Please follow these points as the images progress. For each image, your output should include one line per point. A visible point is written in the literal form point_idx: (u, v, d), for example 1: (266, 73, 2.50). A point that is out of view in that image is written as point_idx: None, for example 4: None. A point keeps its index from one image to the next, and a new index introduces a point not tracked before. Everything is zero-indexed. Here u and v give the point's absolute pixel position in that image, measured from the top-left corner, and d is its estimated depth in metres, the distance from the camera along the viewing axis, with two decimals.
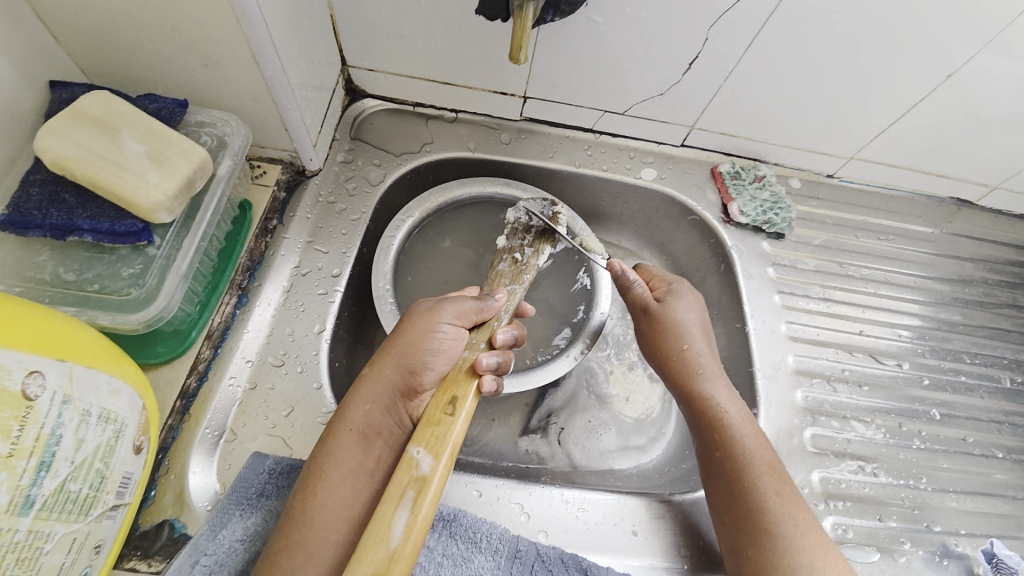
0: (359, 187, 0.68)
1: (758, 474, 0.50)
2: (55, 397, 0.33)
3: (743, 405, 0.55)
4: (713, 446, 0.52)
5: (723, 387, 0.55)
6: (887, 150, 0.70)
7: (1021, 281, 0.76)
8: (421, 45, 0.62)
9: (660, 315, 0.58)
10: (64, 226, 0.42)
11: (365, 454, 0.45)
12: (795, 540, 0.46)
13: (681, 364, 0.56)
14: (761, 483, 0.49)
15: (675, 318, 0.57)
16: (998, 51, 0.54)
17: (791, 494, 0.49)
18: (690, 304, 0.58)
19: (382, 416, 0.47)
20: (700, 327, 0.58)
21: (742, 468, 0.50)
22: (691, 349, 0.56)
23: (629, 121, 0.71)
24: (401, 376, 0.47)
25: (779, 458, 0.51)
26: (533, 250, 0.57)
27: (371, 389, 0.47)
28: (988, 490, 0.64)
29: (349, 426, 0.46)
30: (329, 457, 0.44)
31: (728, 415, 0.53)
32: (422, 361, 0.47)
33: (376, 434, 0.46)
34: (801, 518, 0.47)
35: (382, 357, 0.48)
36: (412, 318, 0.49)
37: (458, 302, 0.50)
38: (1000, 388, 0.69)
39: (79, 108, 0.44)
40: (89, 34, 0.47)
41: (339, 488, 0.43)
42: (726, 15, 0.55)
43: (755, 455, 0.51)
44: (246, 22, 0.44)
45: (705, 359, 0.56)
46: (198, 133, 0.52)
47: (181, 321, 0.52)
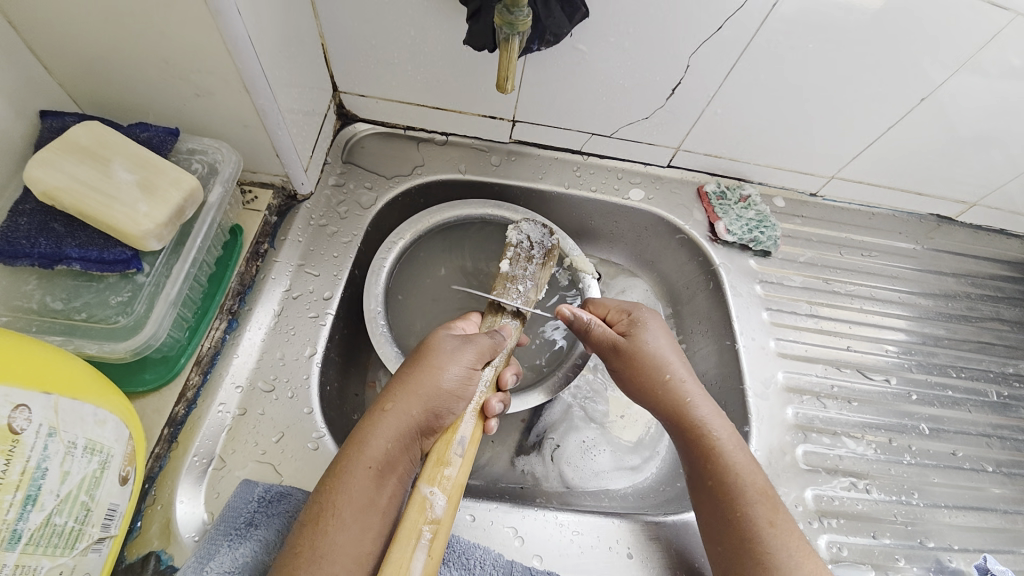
0: (351, 210, 0.68)
1: (749, 503, 0.49)
2: (41, 429, 0.33)
3: (733, 429, 0.54)
4: (705, 474, 0.52)
5: (715, 415, 0.54)
6: (867, 169, 0.72)
7: (1002, 294, 0.78)
8: (412, 73, 0.64)
9: (634, 348, 0.56)
10: (52, 254, 0.42)
11: (378, 491, 0.43)
12: (789, 569, 0.46)
13: (668, 396, 0.54)
14: (754, 512, 0.49)
15: (648, 350, 0.56)
16: (968, 74, 0.57)
17: (785, 522, 0.48)
18: (659, 334, 0.58)
19: (399, 453, 0.45)
20: (675, 356, 0.57)
21: (734, 498, 0.49)
22: (674, 379, 0.55)
23: (616, 142, 0.73)
24: (425, 418, 0.46)
25: (772, 483, 0.51)
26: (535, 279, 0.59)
27: (391, 424, 0.45)
28: (980, 504, 0.64)
29: (367, 461, 0.44)
30: (342, 493, 0.42)
31: (720, 442, 0.52)
32: (449, 404, 0.47)
33: (391, 471, 0.45)
34: (797, 548, 0.47)
35: (408, 394, 0.46)
36: (439, 356, 0.48)
37: (483, 344, 0.50)
38: (987, 401, 0.70)
39: (69, 139, 0.44)
40: (82, 65, 0.47)
41: (351, 526, 0.41)
42: (706, 43, 0.57)
43: (746, 484, 0.50)
44: (237, 53, 0.46)
45: (690, 389, 0.54)
46: (189, 160, 0.52)
47: (170, 347, 0.51)
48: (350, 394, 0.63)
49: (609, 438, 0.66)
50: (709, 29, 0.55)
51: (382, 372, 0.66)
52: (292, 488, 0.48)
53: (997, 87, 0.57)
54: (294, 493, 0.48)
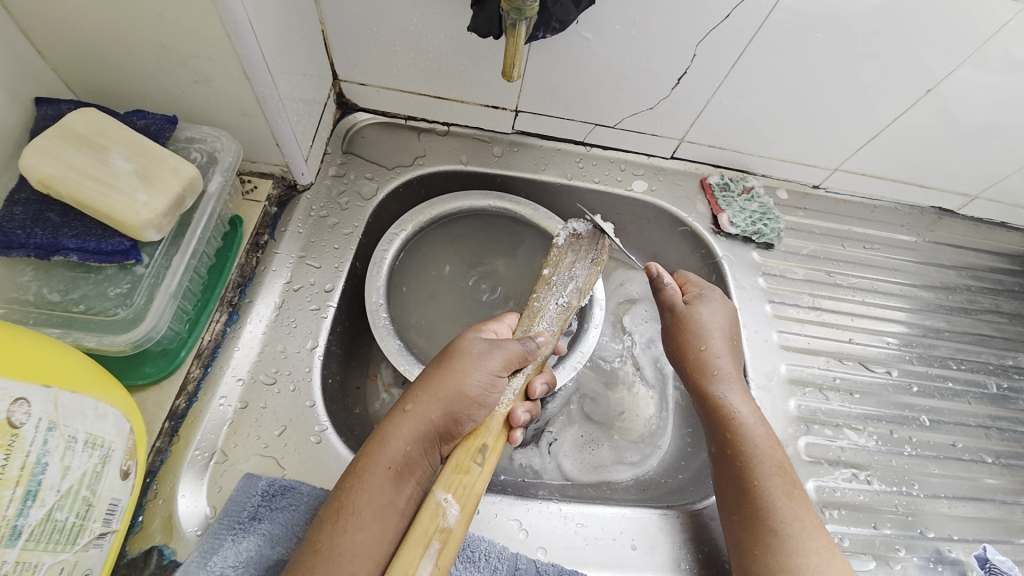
0: (352, 201, 0.67)
1: (766, 474, 0.50)
2: (40, 424, 0.32)
3: (756, 407, 0.55)
4: (723, 445, 0.53)
5: (737, 388, 0.55)
6: (870, 161, 0.71)
7: (1003, 287, 0.78)
8: (413, 61, 0.62)
9: (686, 316, 0.58)
10: (48, 245, 0.42)
11: (397, 492, 0.43)
12: (800, 540, 0.46)
13: (701, 362, 0.57)
14: (769, 484, 0.49)
15: (699, 321, 0.58)
16: (973, 68, 0.56)
17: (799, 497, 0.49)
18: (716, 308, 0.59)
19: (418, 455, 0.45)
20: (722, 330, 0.58)
21: (750, 470, 0.50)
22: (709, 350, 0.57)
23: (620, 133, 0.72)
24: (447, 421, 0.46)
25: (789, 460, 0.52)
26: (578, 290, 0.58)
27: (411, 426, 0.45)
28: (978, 495, 0.65)
29: (386, 462, 0.44)
30: (361, 491, 0.42)
31: (738, 415, 0.53)
32: (469, 410, 0.46)
33: (410, 472, 0.44)
34: (807, 518, 0.48)
35: (431, 396, 0.46)
36: (461, 361, 0.48)
37: (508, 349, 0.50)
38: (986, 394, 0.71)
39: (65, 125, 0.43)
40: (76, 50, 0.46)
41: (369, 526, 0.41)
42: (712, 33, 0.56)
43: (764, 456, 0.51)
44: (237, 39, 0.44)
45: (723, 360, 0.57)
46: (188, 149, 0.52)
47: (170, 340, 0.50)
48: (352, 386, 0.62)
49: (609, 434, 0.66)
50: (717, 18, 0.54)
51: (384, 364, 0.66)
52: (297, 482, 0.48)
53: (1000, 79, 0.57)
54: (298, 487, 0.48)
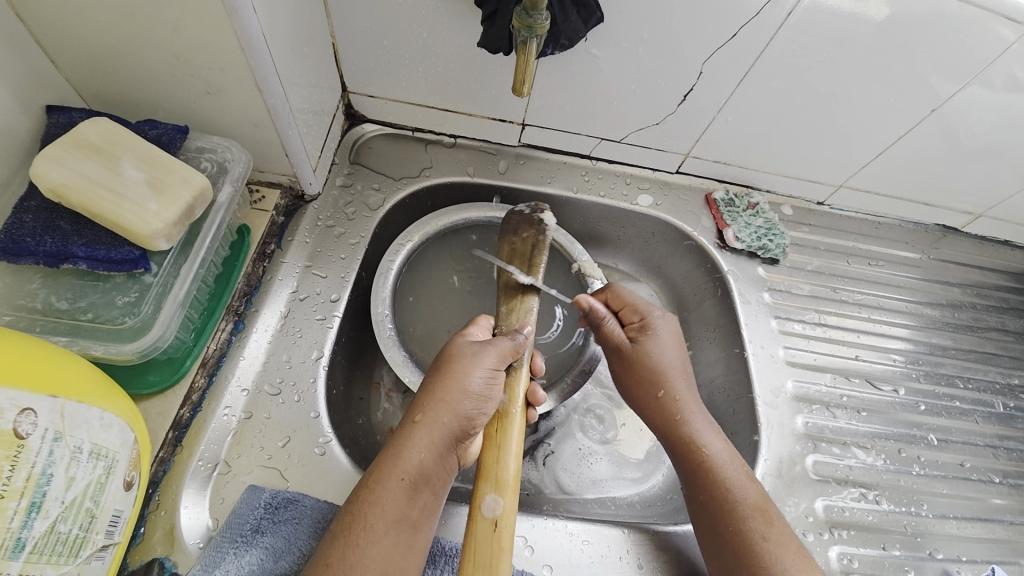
0: (358, 212, 0.68)
1: (744, 515, 0.49)
2: (46, 434, 0.32)
3: (728, 443, 0.54)
4: (698, 491, 0.52)
5: (709, 428, 0.54)
6: (874, 179, 0.72)
7: (1008, 306, 0.78)
8: (423, 74, 0.63)
9: (634, 357, 0.57)
10: (58, 253, 0.42)
11: (410, 504, 0.43)
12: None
13: (657, 407, 0.55)
14: (747, 524, 0.49)
15: (651, 361, 0.56)
16: (979, 86, 0.57)
17: (780, 535, 0.48)
18: (667, 341, 0.58)
19: (432, 466, 0.45)
20: (677, 368, 0.57)
21: (728, 509, 0.50)
22: (667, 396, 0.55)
23: (626, 148, 0.72)
24: (457, 425, 0.45)
25: (766, 497, 0.51)
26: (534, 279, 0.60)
27: (424, 435, 0.45)
28: (987, 516, 0.64)
29: (399, 474, 0.43)
30: (374, 507, 0.42)
31: (714, 457, 0.52)
32: (477, 407, 0.46)
33: (424, 484, 0.44)
34: (793, 560, 0.47)
35: (437, 404, 0.45)
36: (463, 366, 0.47)
37: (501, 346, 0.50)
38: (993, 413, 0.70)
39: (78, 135, 0.43)
40: (92, 60, 0.47)
41: (381, 540, 0.41)
42: (718, 51, 0.57)
43: (738, 498, 0.50)
44: (252, 52, 0.45)
45: (683, 401, 0.55)
46: (199, 159, 0.52)
47: (176, 349, 0.50)
48: (356, 397, 0.62)
49: (608, 449, 0.66)
50: (723, 36, 0.55)
51: (386, 371, 0.66)
52: (301, 493, 0.48)
53: (1001, 100, 0.58)
54: (302, 500, 0.47)
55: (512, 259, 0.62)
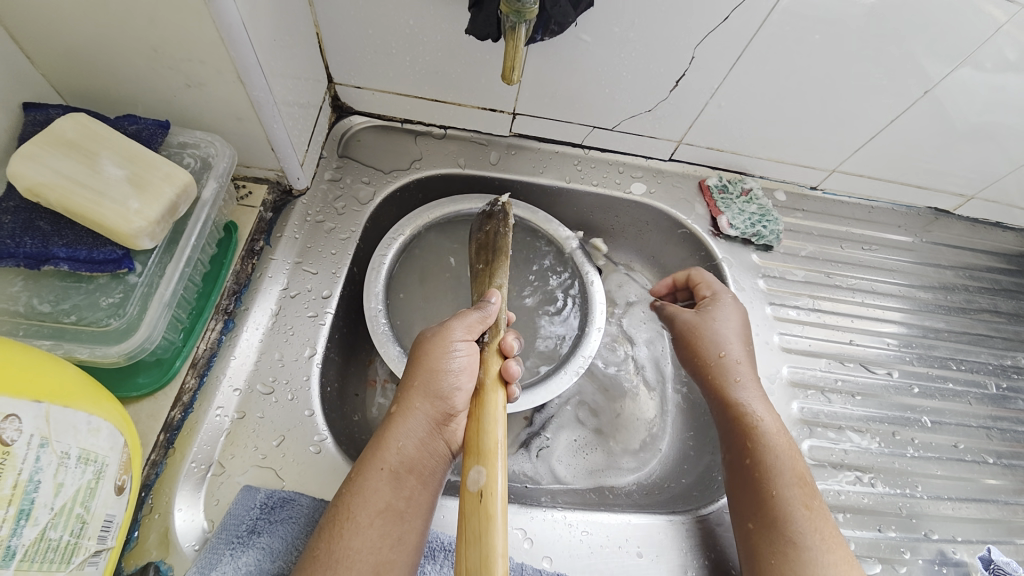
0: (348, 206, 0.67)
1: (785, 483, 0.50)
2: (32, 440, 0.31)
3: (776, 414, 0.55)
4: (743, 452, 0.53)
5: (761, 398, 0.56)
6: (868, 163, 0.72)
7: (1000, 287, 0.79)
8: (410, 64, 0.62)
9: (700, 324, 0.62)
10: (38, 254, 0.40)
11: (395, 493, 0.44)
12: (818, 552, 0.46)
13: (719, 369, 0.58)
14: (790, 493, 0.49)
15: (713, 328, 0.61)
16: (972, 68, 0.56)
17: (819, 508, 0.49)
18: (731, 316, 0.62)
19: (414, 452, 0.46)
20: (737, 338, 0.60)
21: (774, 475, 0.50)
22: (728, 357, 0.59)
23: (619, 136, 0.72)
24: (432, 407, 0.48)
25: (809, 471, 0.52)
26: (499, 251, 0.59)
27: (402, 423, 0.47)
28: (981, 496, 0.65)
29: (380, 464, 0.45)
30: (358, 498, 0.43)
31: (762, 423, 0.54)
32: (450, 383, 0.48)
33: (408, 473, 0.45)
34: (827, 532, 0.48)
35: (411, 389, 0.48)
36: (429, 347, 0.49)
37: (470, 319, 0.51)
38: (986, 393, 0.71)
39: (54, 131, 0.42)
40: (66, 54, 0.45)
41: (367, 531, 0.42)
42: (711, 35, 0.56)
43: (785, 465, 0.51)
44: (232, 43, 0.44)
45: (742, 367, 0.58)
46: (182, 154, 0.51)
47: (165, 350, 0.49)
48: (350, 394, 0.62)
49: (604, 439, 0.66)
50: (715, 19, 0.54)
51: (380, 365, 0.65)
52: (297, 492, 0.47)
53: (994, 81, 0.57)
54: (298, 498, 0.47)
55: (478, 255, 0.61)
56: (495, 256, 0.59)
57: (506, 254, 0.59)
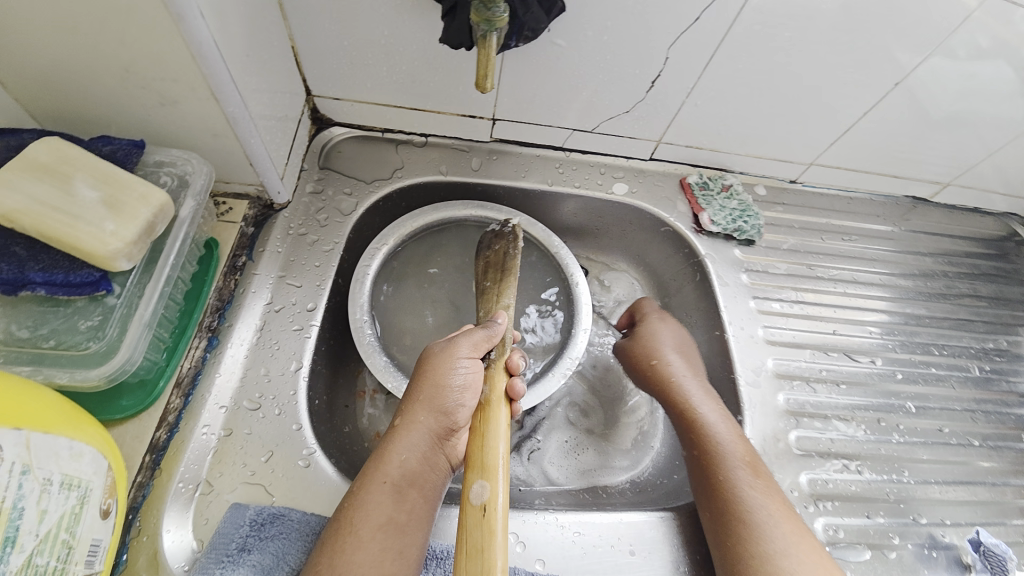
0: (331, 218, 0.66)
1: (732, 468, 0.52)
2: (14, 467, 0.31)
3: (718, 403, 0.58)
4: (691, 446, 0.55)
5: (704, 393, 0.58)
6: (843, 155, 0.73)
7: (979, 272, 0.80)
8: (387, 74, 0.62)
9: (632, 341, 0.65)
10: (14, 280, 0.40)
11: (397, 508, 0.44)
12: (770, 528, 0.48)
13: (655, 375, 0.61)
14: (737, 477, 0.51)
15: (644, 339, 0.64)
16: (940, 57, 0.58)
17: (766, 485, 0.51)
18: (659, 330, 0.64)
19: (417, 466, 0.46)
20: (670, 344, 0.63)
21: (720, 462, 0.53)
22: (660, 362, 0.61)
23: (598, 137, 0.72)
24: (436, 422, 0.48)
25: (756, 453, 0.54)
26: (506, 269, 0.61)
27: (406, 436, 0.47)
28: (967, 478, 0.66)
29: (383, 477, 0.45)
30: (359, 511, 0.43)
31: (703, 414, 0.56)
32: (454, 399, 0.48)
33: (409, 487, 0.45)
34: (775, 506, 0.49)
35: (416, 404, 0.48)
36: (435, 362, 0.49)
37: (475, 336, 0.51)
38: (969, 377, 0.72)
39: (26, 156, 0.42)
40: (36, 76, 0.45)
41: (368, 545, 0.42)
42: (683, 36, 0.57)
43: (730, 451, 0.53)
44: (204, 60, 0.44)
45: (677, 367, 0.61)
46: (158, 173, 0.50)
47: (147, 371, 0.49)
48: (339, 406, 0.61)
49: (595, 439, 0.66)
50: (686, 20, 0.55)
51: (369, 376, 0.65)
52: (287, 508, 0.47)
53: (967, 68, 0.58)
54: (287, 514, 0.47)
55: (485, 272, 0.62)
56: (501, 275, 0.61)
57: (513, 273, 0.61)
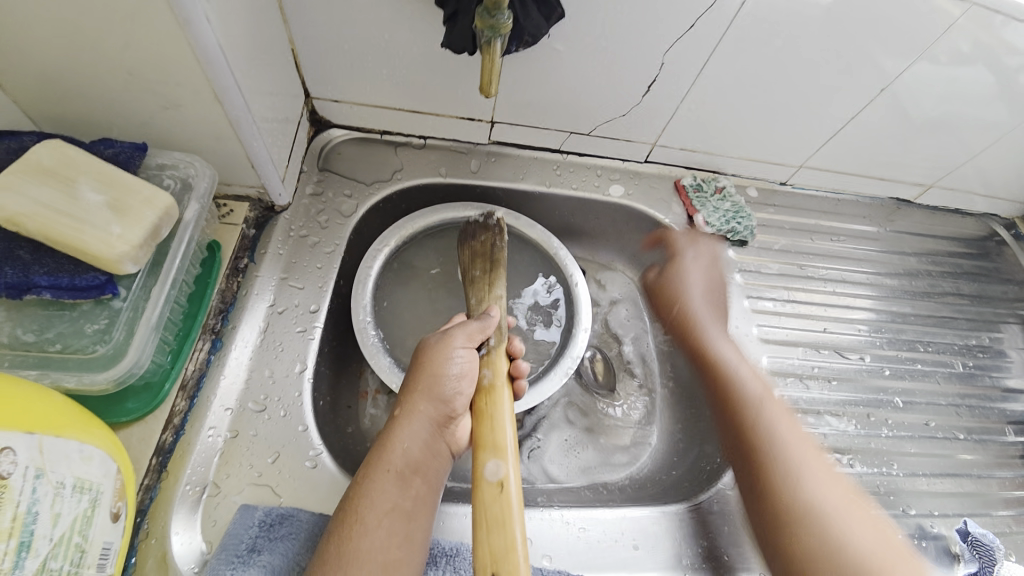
0: (332, 219, 0.67)
1: (769, 428, 0.57)
2: (28, 472, 0.32)
3: (758, 374, 0.63)
4: (727, 410, 0.61)
5: (737, 354, 0.65)
6: (832, 158, 0.75)
7: (961, 271, 0.83)
8: (387, 76, 0.63)
9: (663, 284, 0.74)
10: (19, 283, 0.40)
11: (401, 495, 0.45)
12: (805, 479, 0.53)
13: (682, 321, 0.70)
14: (773, 436, 0.56)
15: (673, 282, 0.73)
16: (925, 62, 0.60)
17: (807, 447, 0.56)
18: (690, 272, 0.73)
19: (419, 454, 0.47)
20: (700, 288, 0.72)
21: (758, 422, 0.58)
22: (687, 309, 0.70)
23: (595, 140, 0.73)
24: (435, 410, 0.49)
25: (793, 418, 0.59)
26: (494, 259, 0.62)
27: (406, 426, 0.48)
28: (953, 470, 0.68)
29: (386, 466, 0.45)
30: (365, 499, 0.43)
31: (739, 378, 0.62)
32: (452, 388, 0.49)
33: (413, 474, 0.46)
34: (814, 462, 0.54)
35: (415, 394, 0.49)
36: (432, 352, 0.50)
37: (470, 326, 0.52)
38: (953, 373, 0.75)
39: (30, 159, 0.42)
40: (36, 79, 0.45)
41: (374, 532, 0.42)
42: (678, 41, 0.58)
43: (766, 413, 0.58)
44: (208, 64, 0.44)
45: (704, 315, 0.69)
46: (160, 175, 0.50)
47: (153, 373, 0.49)
48: (342, 407, 0.62)
49: (595, 436, 0.68)
50: (682, 26, 0.56)
51: (371, 376, 0.66)
52: (296, 508, 0.48)
53: (947, 73, 0.61)
54: (296, 514, 0.47)
55: (473, 261, 0.63)
56: (489, 265, 0.61)
57: (502, 263, 0.62)
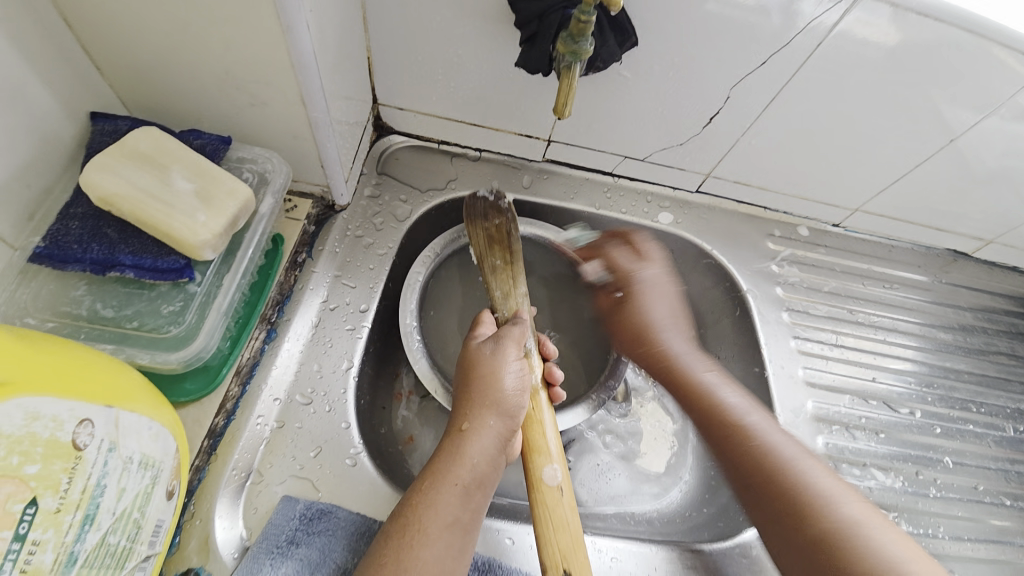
0: (386, 223, 0.68)
1: (808, 490, 0.49)
2: (102, 445, 0.33)
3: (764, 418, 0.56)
4: (753, 476, 0.52)
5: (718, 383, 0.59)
6: (889, 204, 0.74)
7: (1016, 331, 0.80)
8: (454, 89, 0.64)
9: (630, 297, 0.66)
10: (105, 260, 0.42)
11: (463, 508, 0.44)
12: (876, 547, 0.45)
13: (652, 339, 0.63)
14: (816, 503, 0.48)
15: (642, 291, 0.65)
16: (992, 119, 0.59)
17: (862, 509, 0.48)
18: (652, 296, 0.65)
19: (484, 469, 0.47)
20: (666, 311, 0.65)
21: (796, 486, 0.50)
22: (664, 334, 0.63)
23: (649, 166, 0.74)
24: (503, 425, 0.48)
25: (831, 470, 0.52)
26: (513, 251, 0.63)
27: (472, 439, 0.47)
28: (997, 538, 0.65)
29: (453, 480, 0.45)
30: (429, 510, 0.43)
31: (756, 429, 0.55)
32: (516, 403, 0.50)
33: (476, 488, 0.46)
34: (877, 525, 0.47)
35: (479, 408, 0.48)
36: (494, 365, 0.51)
37: (515, 335, 0.54)
38: (1004, 437, 0.72)
39: (128, 143, 0.44)
40: (138, 68, 0.47)
41: (438, 543, 0.42)
42: (746, 77, 0.58)
43: (805, 473, 0.51)
44: (301, 68, 0.46)
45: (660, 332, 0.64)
46: (239, 169, 0.53)
47: (213, 357, 0.50)
48: (378, 406, 0.61)
49: (628, 464, 0.67)
50: (752, 64, 0.57)
51: (406, 377, 0.65)
52: (334, 504, 0.48)
53: (1010, 129, 0.59)
54: (335, 511, 0.47)
55: (490, 247, 0.63)
56: (511, 258, 0.62)
57: (519, 255, 0.63)
